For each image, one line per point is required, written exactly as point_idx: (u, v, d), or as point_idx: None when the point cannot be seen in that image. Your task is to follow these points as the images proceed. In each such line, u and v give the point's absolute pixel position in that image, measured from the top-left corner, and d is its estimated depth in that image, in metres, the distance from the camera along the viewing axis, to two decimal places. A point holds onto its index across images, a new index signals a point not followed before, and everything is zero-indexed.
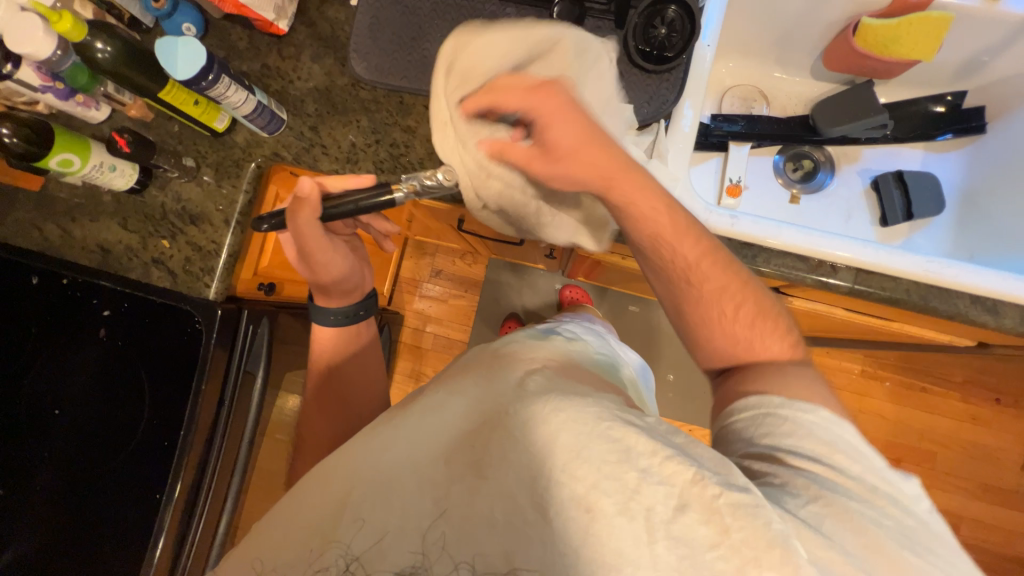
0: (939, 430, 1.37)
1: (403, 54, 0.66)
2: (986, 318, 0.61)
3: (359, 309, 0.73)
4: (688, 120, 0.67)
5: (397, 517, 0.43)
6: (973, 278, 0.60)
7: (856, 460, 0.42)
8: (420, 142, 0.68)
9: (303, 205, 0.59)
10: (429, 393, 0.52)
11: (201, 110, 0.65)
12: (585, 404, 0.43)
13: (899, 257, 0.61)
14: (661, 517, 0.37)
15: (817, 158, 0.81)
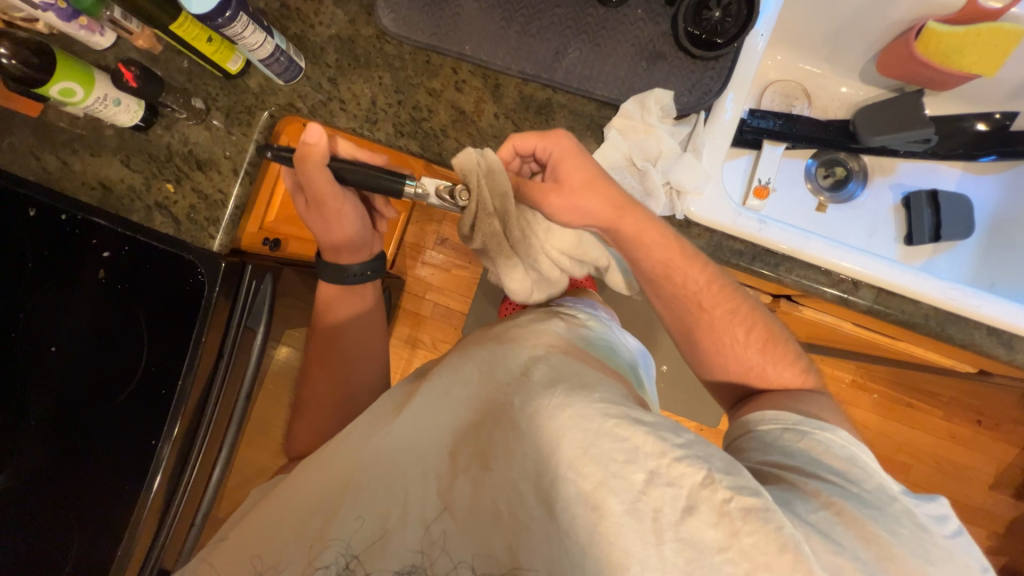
0: (918, 445, 1.41)
1: (435, 9, 0.63)
2: (998, 351, 0.61)
3: (366, 270, 0.72)
4: (729, 113, 0.63)
5: (399, 506, 0.43)
6: (994, 310, 0.59)
7: (874, 477, 0.46)
8: (445, 108, 0.64)
9: (309, 153, 0.56)
10: (432, 375, 0.52)
11: (214, 48, 0.60)
12: (588, 402, 0.42)
13: (921, 281, 0.59)
14: (669, 519, 0.38)
15: (851, 167, 0.79)
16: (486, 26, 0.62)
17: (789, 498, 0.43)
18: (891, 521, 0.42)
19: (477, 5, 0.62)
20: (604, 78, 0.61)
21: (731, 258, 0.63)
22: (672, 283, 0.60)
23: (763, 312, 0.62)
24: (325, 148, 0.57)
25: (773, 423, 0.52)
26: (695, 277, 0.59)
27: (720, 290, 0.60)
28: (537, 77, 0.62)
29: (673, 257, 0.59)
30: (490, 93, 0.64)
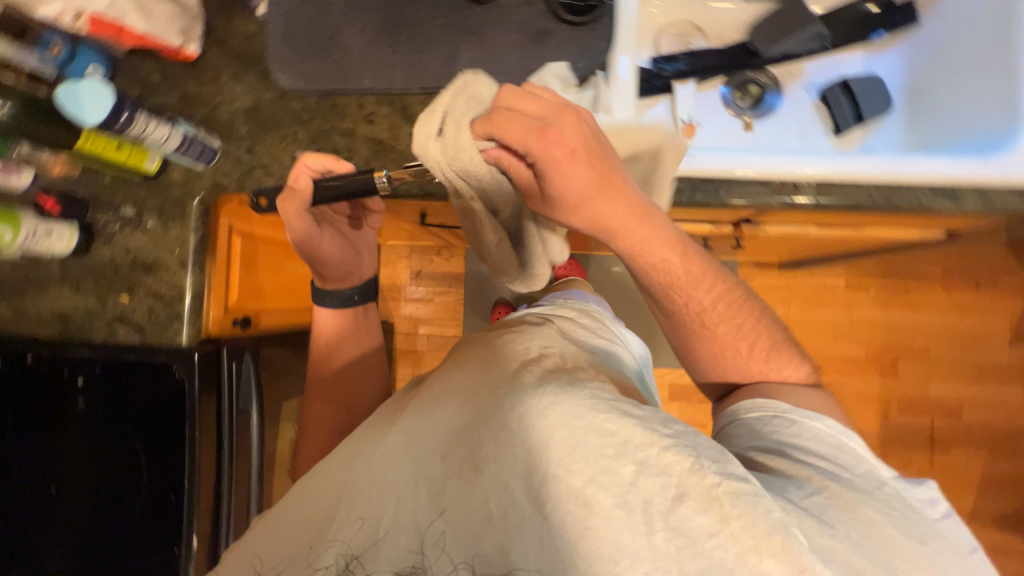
0: (929, 324, 1.42)
1: (325, 56, 0.65)
2: (948, 206, 0.61)
3: (355, 293, 0.78)
4: (625, 69, 0.62)
5: (392, 508, 0.43)
6: (925, 170, 0.61)
7: (863, 464, 0.51)
8: (363, 143, 0.65)
9: (288, 196, 0.60)
10: (428, 388, 0.53)
11: (126, 154, 0.61)
12: (577, 394, 0.43)
13: (851, 164, 0.61)
14: (660, 507, 0.38)
15: (763, 82, 0.78)
16: (377, 57, 0.64)
17: (784, 484, 0.47)
18: (882, 499, 0.47)
19: (362, 40, 0.65)
20: (499, 69, 0.63)
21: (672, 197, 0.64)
22: (675, 300, 0.62)
23: (766, 321, 0.65)
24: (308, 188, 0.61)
25: (763, 410, 0.58)
26: (701, 295, 0.62)
27: (726, 307, 0.63)
28: (439, 87, 0.64)
29: (676, 278, 0.60)
30: (401, 116, 0.65)
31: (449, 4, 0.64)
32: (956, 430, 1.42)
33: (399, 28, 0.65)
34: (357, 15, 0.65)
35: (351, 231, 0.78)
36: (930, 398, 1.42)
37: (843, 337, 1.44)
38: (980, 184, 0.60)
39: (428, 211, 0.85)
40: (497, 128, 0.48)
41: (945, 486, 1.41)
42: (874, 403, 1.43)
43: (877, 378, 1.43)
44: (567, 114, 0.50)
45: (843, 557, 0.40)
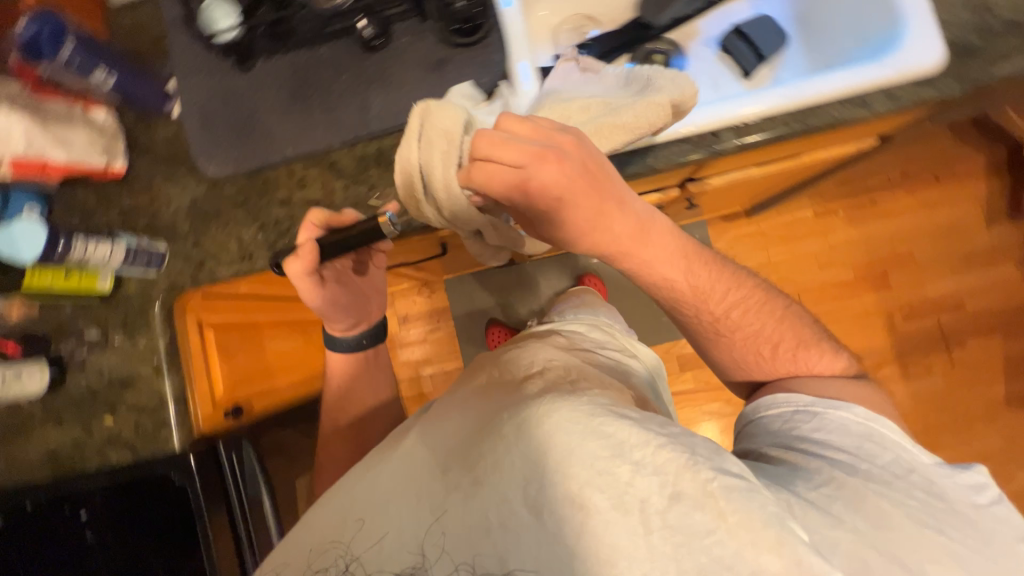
0: (904, 228, 1.44)
1: (245, 138, 0.67)
2: (860, 113, 0.63)
3: (361, 338, 0.82)
4: (527, 78, 0.64)
5: (396, 519, 0.49)
6: (829, 85, 0.63)
7: (892, 456, 0.51)
8: (302, 208, 0.67)
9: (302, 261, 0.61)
10: (440, 411, 0.58)
11: (75, 279, 0.63)
12: (575, 399, 0.48)
13: (759, 101, 0.63)
14: (657, 506, 0.41)
15: (665, 49, 0.81)
16: (295, 125, 0.67)
17: (793, 477, 0.48)
18: (902, 490, 0.48)
19: (277, 113, 0.67)
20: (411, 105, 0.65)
21: None
22: (688, 311, 0.64)
23: (791, 320, 0.65)
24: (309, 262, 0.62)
25: (785, 404, 0.59)
26: (714, 303, 0.63)
27: (742, 313, 0.64)
28: (359, 136, 0.66)
29: (682, 292, 0.62)
30: (331, 173, 0.67)
31: (348, 59, 0.67)
32: (966, 323, 1.41)
33: (308, 93, 0.67)
34: (265, 91, 0.68)
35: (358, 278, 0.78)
36: (930, 299, 1.42)
37: (828, 263, 1.45)
38: (881, 85, 0.62)
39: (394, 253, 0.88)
40: (480, 182, 0.50)
41: (972, 381, 1.40)
42: (878, 319, 1.43)
43: (873, 294, 1.44)
44: (550, 153, 0.49)
45: (847, 546, 0.42)
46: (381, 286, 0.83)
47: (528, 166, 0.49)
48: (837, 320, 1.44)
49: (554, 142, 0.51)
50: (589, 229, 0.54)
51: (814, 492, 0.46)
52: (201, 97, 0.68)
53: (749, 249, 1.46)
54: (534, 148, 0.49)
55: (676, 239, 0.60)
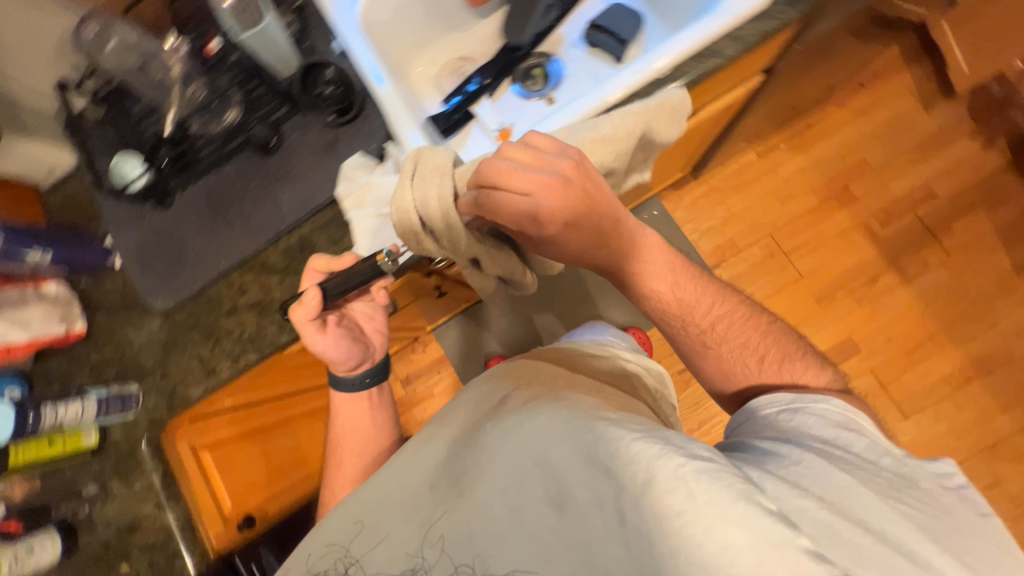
0: (848, 140, 1.45)
1: (183, 266, 0.72)
2: (713, 63, 0.66)
3: (365, 377, 0.80)
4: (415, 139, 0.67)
5: (394, 529, 0.57)
6: (675, 49, 0.66)
7: (869, 446, 0.54)
8: (248, 313, 0.71)
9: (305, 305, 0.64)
10: (437, 422, 0.65)
11: (59, 443, 0.66)
12: (555, 403, 0.55)
13: (617, 85, 0.67)
14: (624, 493, 0.46)
15: (540, 62, 0.87)
16: (222, 241, 0.72)
17: (765, 457, 0.53)
18: (873, 471, 0.52)
19: (204, 234, 0.72)
20: (316, 189, 0.70)
21: None
22: (674, 323, 0.67)
23: (777, 333, 0.67)
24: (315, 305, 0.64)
25: (771, 405, 0.61)
26: (703, 312, 0.66)
27: (732, 325, 0.66)
28: (280, 232, 0.70)
29: (669, 309, 0.66)
30: (264, 273, 0.71)
31: (252, 168, 0.72)
32: (944, 209, 1.39)
33: (226, 208, 0.72)
34: (190, 219, 0.73)
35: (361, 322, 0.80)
36: (899, 198, 1.41)
37: (789, 195, 1.45)
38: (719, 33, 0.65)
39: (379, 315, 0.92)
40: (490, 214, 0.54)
41: (973, 264, 1.36)
42: (857, 233, 1.42)
43: (843, 211, 1.43)
44: (556, 182, 0.53)
45: (816, 515, 0.46)
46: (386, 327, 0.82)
47: (545, 196, 0.53)
48: (818, 247, 1.42)
49: (557, 169, 0.54)
50: (594, 247, 0.60)
51: (790, 471, 0.51)
52: (136, 242, 0.74)
53: (708, 208, 1.47)
54: (546, 177, 0.53)
55: (667, 261, 0.65)
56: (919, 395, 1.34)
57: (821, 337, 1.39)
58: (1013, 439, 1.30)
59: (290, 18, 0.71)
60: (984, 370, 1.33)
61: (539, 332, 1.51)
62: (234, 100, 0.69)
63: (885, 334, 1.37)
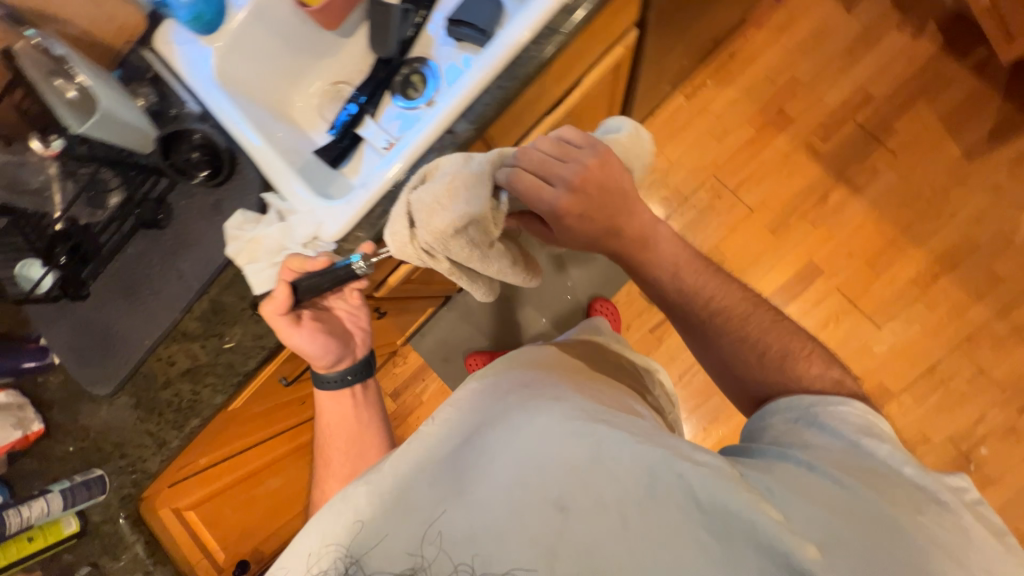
0: (774, 60, 1.40)
1: (112, 351, 0.75)
2: (556, 40, 0.65)
3: (345, 376, 0.81)
4: (294, 190, 0.70)
5: (394, 526, 0.54)
6: (515, 34, 0.65)
7: (887, 457, 0.53)
8: (181, 381, 0.74)
9: (276, 302, 0.66)
10: (438, 420, 0.63)
11: (43, 536, 0.72)
12: (560, 407, 0.57)
13: (469, 82, 0.66)
14: (630, 499, 0.49)
15: (417, 68, 0.85)
16: (141, 320, 0.74)
17: (774, 461, 0.54)
18: (886, 479, 0.51)
19: (124, 316, 0.75)
20: (212, 251, 0.72)
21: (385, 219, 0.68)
22: (685, 309, 0.71)
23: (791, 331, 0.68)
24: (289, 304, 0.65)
25: (788, 408, 0.61)
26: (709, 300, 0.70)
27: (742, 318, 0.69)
28: (190, 300, 0.72)
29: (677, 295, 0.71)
30: (186, 341, 0.73)
31: (150, 244, 0.74)
32: (882, 110, 1.35)
33: (138, 287, 0.74)
34: (108, 305, 0.76)
35: (340, 322, 0.80)
36: (835, 109, 1.37)
37: (724, 131, 1.42)
38: (554, 8, 0.64)
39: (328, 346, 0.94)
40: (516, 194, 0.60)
41: (921, 159, 1.33)
42: (800, 154, 1.39)
43: (783, 134, 1.39)
44: (582, 173, 0.62)
45: (814, 515, 0.46)
46: (366, 326, 0.84)
47: (566, 189, 0.61)
48: (763, 177, 1.40)
49: (583, 164, 0.62)
50: (605, 234, 0.67)
51: (797, 473, 0.52)
52: (66, 337, 0.77)
53: None
54: (576, 169, 0.62)
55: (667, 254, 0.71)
56: (889, 302, 1.33)
57: (781, 267, 1.38)
58: (990, 326, 1.29)
59: (145, 90, 0.72)
60: (950, 264, 1.31)
61: (508, 320, 1.54)
62: (111, 184, 0.71)
63: (845, 249, 1.36)
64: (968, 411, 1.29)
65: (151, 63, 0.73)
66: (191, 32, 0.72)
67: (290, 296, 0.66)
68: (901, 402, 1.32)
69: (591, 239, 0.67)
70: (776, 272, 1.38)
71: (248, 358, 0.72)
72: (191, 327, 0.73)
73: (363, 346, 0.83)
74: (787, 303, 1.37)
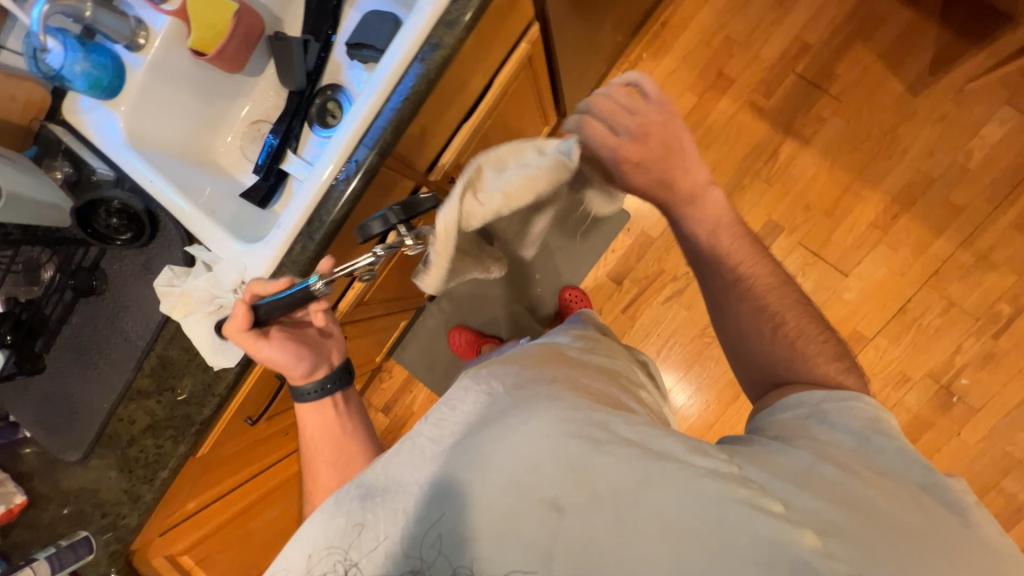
0: (706, 23, 1.38)
1: (74, 418, 0.77)
2: (440, 54, 0.66)
3: (323, 385, 0.71)
4: (213, 238, 0.73)
5: (388, 530, 0.47)
6: (394, 59, 0.67)
7: (899, 457, 0.50)
8: (145, 437, 0.76)
9: (236, 320, 0.64)
10: (429, 418, 0.54)
11: None
12: (557, 404, 0.50)
13: (359, 111, 0.68)
14: (627, 492, 0.44)
15: (330, 96, 0.85)
16: (97, 385, 0.77)
17: (788, 454, 0.50)
18: (896, 482, 0.48)
19: (80, 383, 0.77)
20: (150, 309, 0.74)
21: (306, 254, 0.70)
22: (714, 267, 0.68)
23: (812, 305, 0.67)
24: (245, 316, 0.64)
25: (795, 406, 0.57)
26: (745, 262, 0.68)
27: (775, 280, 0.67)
28: (139, 359, 0.75)
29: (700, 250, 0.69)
30: (141, 399, 0.76)
31: (93, 310, 0.76)
32: (820, 56, 1.33)
33: (88, 354, 0.76)
34: (62, 376, 0.77)
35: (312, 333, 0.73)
36: (773, 62, 1.35)
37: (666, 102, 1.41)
38: (427, 27, 0.66)
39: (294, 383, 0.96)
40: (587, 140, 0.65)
41: (865, 100, 1.31)
42: (745, 113, 1.37)
43: (726, 96, 1.38)
44: (647, 126, 0.64)
45: (817, 513, 0.44)
46: (340, 335, 0.76)
47: (630, 139, 0.64)
48: (713, 142, 1.39)
49: (648, 117, 0.64)
50: (656, 185, 0.66)
51: (807, 471, 0.48)
52: (28, 411, 0.79)
53: None
54: (643, 121, 0.64)
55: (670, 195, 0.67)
56: (852, 248, 1.33)
57: None
58: (955, 258, 1.28)
59: (60, 162, 0.73)
60: (908, 201, 1.30)
61: (482, 321, 1.55)
62: (43, 260, 0.74)
63: (802, 202, 1.35)
64: (944, 344, 1.29)
65: (60, 135, 0.74)
66: (94, 98, 0.73)
67: (249, 315, 0.65)
68: (878, 344, 1.32)
69: (643, 187, 0.67)
70: None
71: (202, 406, 0.74)
72: (143, 384, 0.75)
73: (341, 354, 0.74)
74: None
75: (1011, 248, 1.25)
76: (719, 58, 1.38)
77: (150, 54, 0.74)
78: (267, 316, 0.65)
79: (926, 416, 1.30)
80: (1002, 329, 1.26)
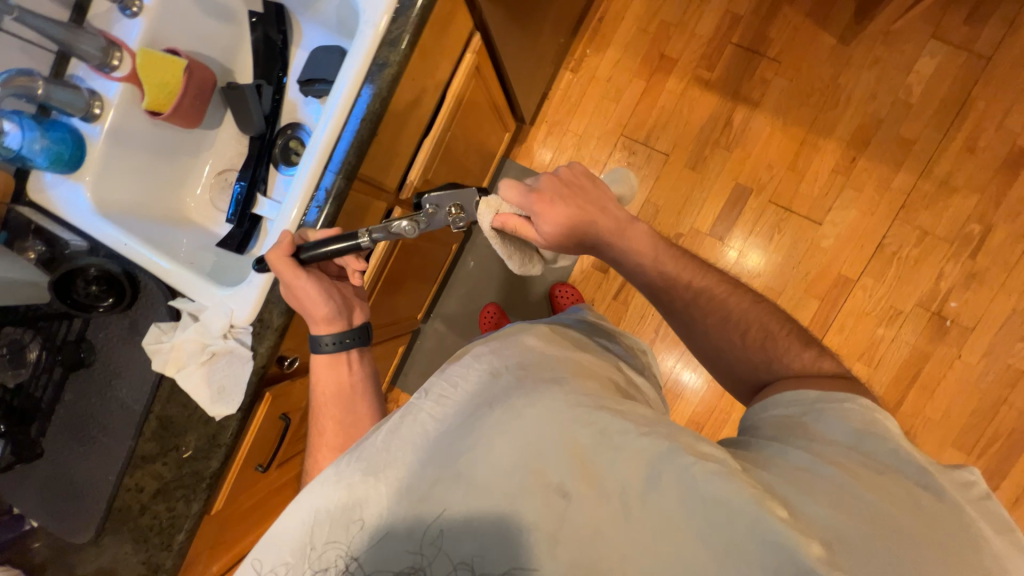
0: (639, 12, 1.45)
1: (79, 498, 0.75)
2: (389, 74, 0.69)
3: (343, 338, 0.70)
4: (198, 288, 0.73)
5: (388, 521, 0.47)
6: (344, 86, 0.70)
7: (897, 459, 0.48)
8: (155, 504, 0.74)
9: (281, 246, 0.67)
10: (430, 395, 0.55)
11: None
12: (561, 390, 0.51)
13: (319, 140, 0.70)
14: (636, 489, 0.44)
15: (290, 134, 0.87)
16: (98, 458, 0.75)
17: (787, 450, 0.49)
18: (893, 480, 0.46)
19: (81, 461, 0.75)
20: (143, 370, 0.74)
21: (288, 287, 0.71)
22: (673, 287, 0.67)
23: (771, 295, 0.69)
24: (290, 247, 0.67)
25: (793, 402, 0.56)
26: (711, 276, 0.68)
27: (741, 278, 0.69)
28: (138, 423, 0.74)
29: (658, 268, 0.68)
30: (146, 464, 0.74)
31: (86, 383, 0.75)
32: (752, 24, 1.39)
33: (86, 429, 0.75)
34: (62, 457, 0.76)
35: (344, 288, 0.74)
36: (710, 37, 1.41)
37: (617, 91, 1.46)
38: (371, 52, 0.69)
39: (299, 426, 0.95)
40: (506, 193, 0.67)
41: (803, 58, 1.37)
42: (693, 88, 1.42)
43: (672, 76, 1.43)
44: (554, 178, 0.69)
45: (823, 521, 0.41)
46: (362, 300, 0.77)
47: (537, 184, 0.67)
48: (668, 120, 1.44)
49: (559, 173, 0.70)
50: (577, 220, 0.67)
51: (803, 470, 0.46)
52: (32, 498, 0.76)
53: (556, 144, 1.49)
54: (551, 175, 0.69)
55: (593, 225, 0.67)
56: (820, 197, 1.37)
57: (712, 198, 1.41)
58: (918, 188, 1.32)
59: (31, 242, 0.73)
60: (862, 144, 1.35)
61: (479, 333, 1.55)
62: (26, 340, 0.72)
63: (764, 162, 1.39)
64: (926, 273, 1.32)
65: (29, 215, 0.74)
66: (57, 173, 0.74)
67: (293, 247, 0.67)
68: (864, 284, 1.35)
69: (566, 224, 0.66)
70: (708, 205, 1.41)
71: (208, 459, 0.73)
72: (147, 447, 0.74)
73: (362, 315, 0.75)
74: (727, 231, 1.40)
75: (967, 170, 1.30)
76: (660, 42, 1.44)
77: (105, 121, 0.75)
78: (309, 253, 0.66)
79: (925, 345, 1.32)
80: (977, 249, 1.30)
